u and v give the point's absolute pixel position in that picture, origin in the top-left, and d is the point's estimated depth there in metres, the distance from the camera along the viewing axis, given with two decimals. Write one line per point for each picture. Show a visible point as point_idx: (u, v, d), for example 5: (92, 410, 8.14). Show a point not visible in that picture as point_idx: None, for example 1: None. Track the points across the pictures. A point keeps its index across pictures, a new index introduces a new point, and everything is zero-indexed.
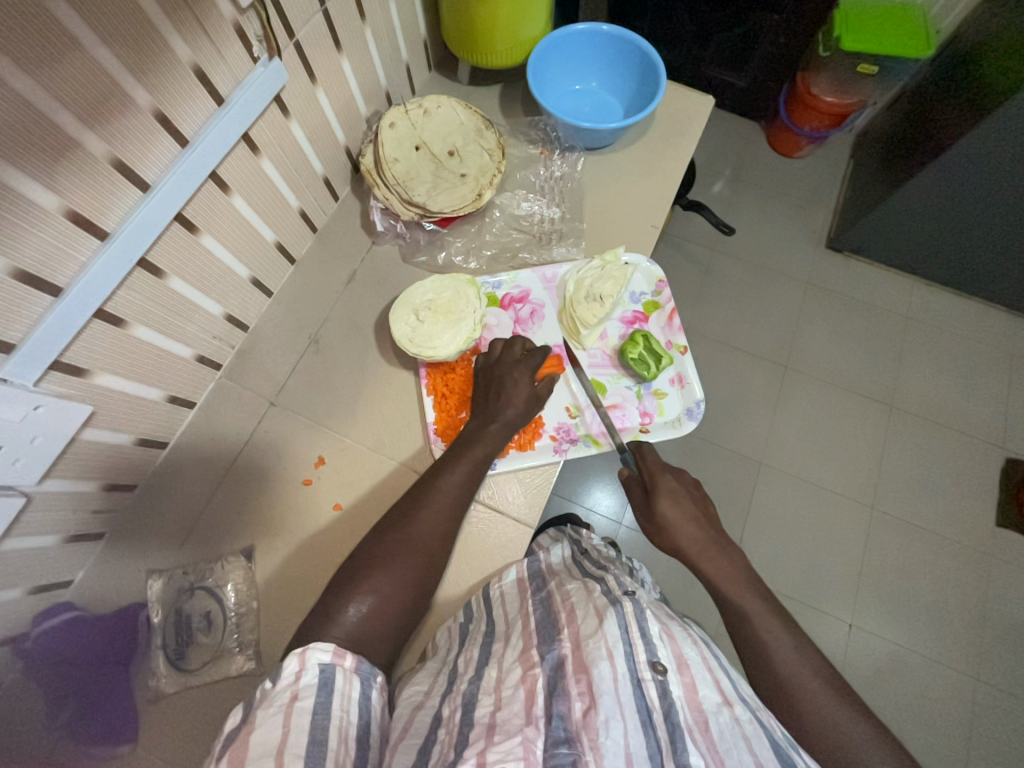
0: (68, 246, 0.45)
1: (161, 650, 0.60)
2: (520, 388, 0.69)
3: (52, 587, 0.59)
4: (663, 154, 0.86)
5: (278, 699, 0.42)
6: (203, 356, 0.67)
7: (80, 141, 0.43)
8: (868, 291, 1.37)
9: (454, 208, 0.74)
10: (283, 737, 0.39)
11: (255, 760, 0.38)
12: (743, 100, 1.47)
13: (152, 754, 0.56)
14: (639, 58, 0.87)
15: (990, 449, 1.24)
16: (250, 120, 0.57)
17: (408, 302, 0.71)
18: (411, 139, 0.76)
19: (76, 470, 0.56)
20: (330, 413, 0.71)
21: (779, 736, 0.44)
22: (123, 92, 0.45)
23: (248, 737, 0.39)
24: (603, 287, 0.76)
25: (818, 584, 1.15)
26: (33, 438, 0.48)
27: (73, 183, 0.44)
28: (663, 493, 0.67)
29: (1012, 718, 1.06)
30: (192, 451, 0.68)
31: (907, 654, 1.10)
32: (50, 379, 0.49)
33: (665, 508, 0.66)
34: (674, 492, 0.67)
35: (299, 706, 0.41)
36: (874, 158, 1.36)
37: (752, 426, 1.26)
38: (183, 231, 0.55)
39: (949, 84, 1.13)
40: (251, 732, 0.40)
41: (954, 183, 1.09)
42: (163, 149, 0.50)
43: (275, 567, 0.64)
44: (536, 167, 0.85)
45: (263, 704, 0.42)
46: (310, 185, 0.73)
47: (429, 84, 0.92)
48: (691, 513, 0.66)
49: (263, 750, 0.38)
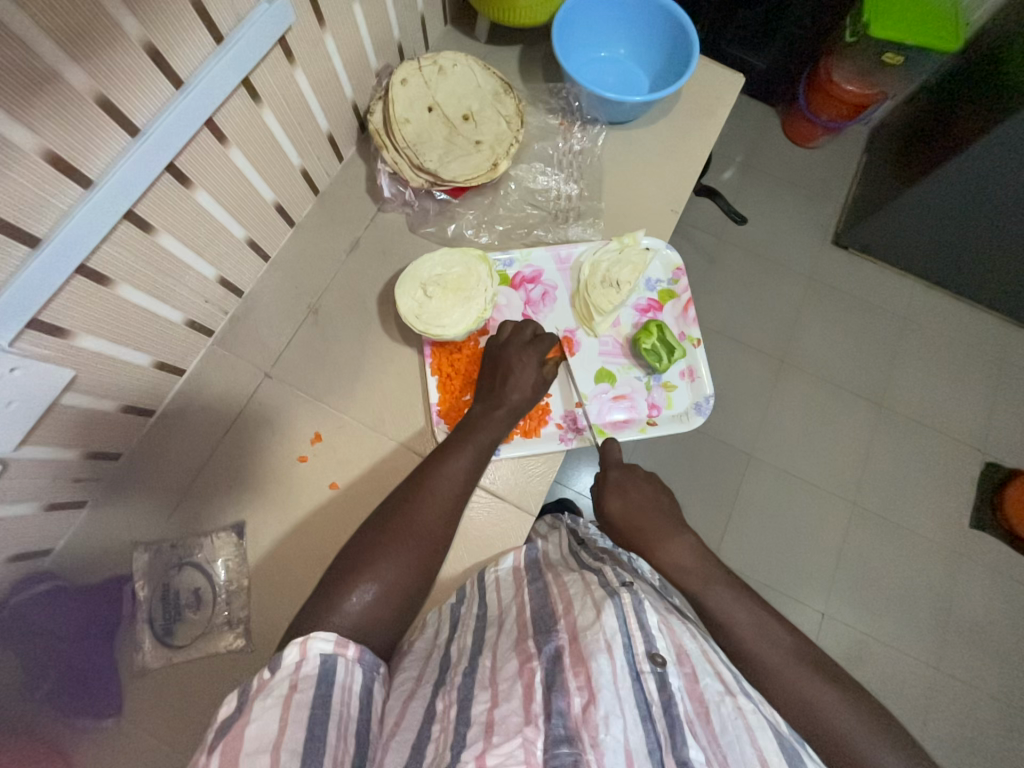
0: (45, 193, 0.41)
1: (147, 625, 0.58)
2: (528, 374, 0.67)
3: (30, 556, 0.56)
4: (688, 133, 0.82)
5: (279, 688, 0.41)
6: (194, 321, 0.63)
7: (60, 73, 0.38)
8: (870, 289, 1.36)
9: (468, 177, 0.70)
10: (280, 732, 0.38)
11: (250, 756, 0.36)
12: (762, 83, 1.42)
13: (137, 728, 0.55)
14: (671, 27, 0.82)
15: (971, 452, 1.26)
16: (251, 63, 0.52)
17: (416, 276, 0.68)
18: (424, 99, 0.71)
19: (56, 436, 0.52)
20: (328, 387, 0.68)
21: (784, 730, 0.43)
22: (109, 16, 0.39)
23: (242, 732, 0.38)
24: (620, 272, 0.73)
25: (797, 576, 1.18)
26: (7, 402, 0.45)
27: (49, 118, 0.39)
28: (611, 488, 0.70)
29: (966, 705, 1.11)
30: (183, 420, 0.65)
31: (876, 644, 1.14)
32: (26, 338, 0.44)
33: (614, 504, 0.69)
34: (624, 485, 0.69)
35: (297, 699, 0.40)
36: (888, 154, 1.32)
37: (745, 419, 1.26)
38: (174, 184, 0.51)
39: (969, 84, 1.10)
40: (246, 726, 0.38)
41: (965, 187, 1.07)
42: (154, 88, 0.45)
43: (265, 544, 0.62)
44: (554, 138, 0.81)
45: (261, 696, 0.40)
46: (314, 142, 0.68)
47: (443, 40, 0.86)
48: (636, 503, 0.69)
49: (258, 745, 0.37)
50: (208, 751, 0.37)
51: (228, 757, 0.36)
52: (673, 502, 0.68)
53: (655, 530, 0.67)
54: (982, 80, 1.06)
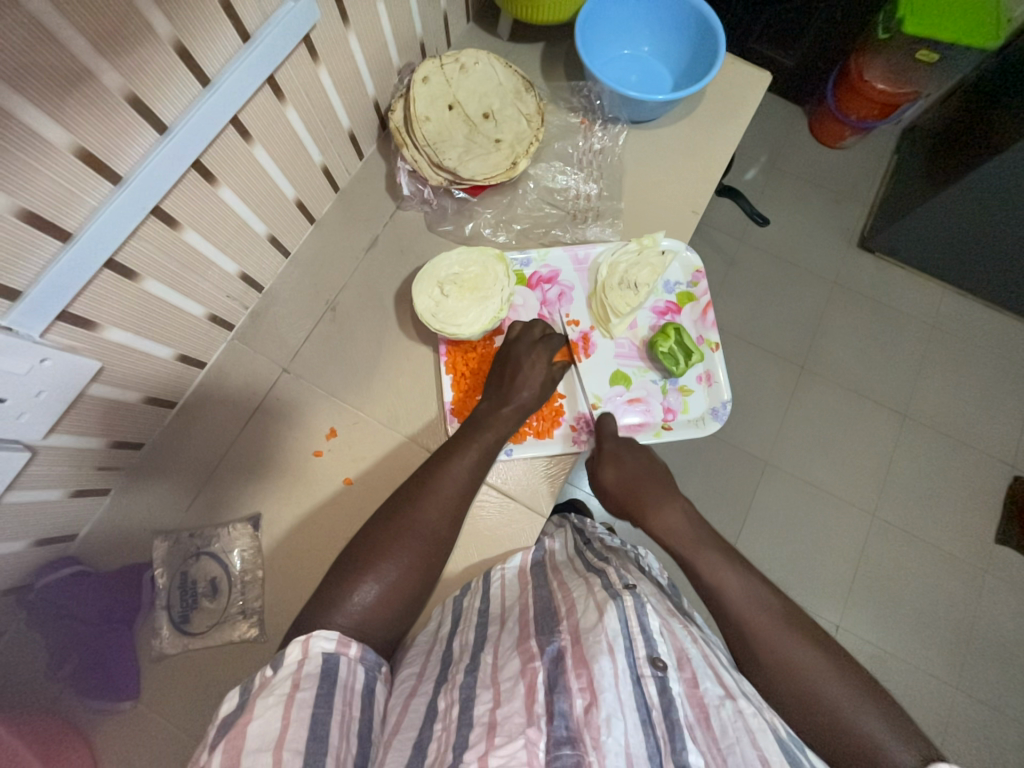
0: (78, 188, 0.42)
1: (164, 611, 0.60)
2: (536, 371, 0.66)
3: (56, 540, 0.58)
4: (712, 134, 0.81)
5: (281, 686, 0.42)
6: (216, 316, 0.64)
7: (94, 73, 0.39)
8: (897, 295, 1.32)
9: (487, 176, 0.70)
10: (282, 731, 0.39)
11: (252, 754, 0.37)
12: (789, 82, 1.38)
13: (153, 712, 0.57)
14: (696, 23, 0.80)
15: (999, 466, 1.22)
16: (277, 61, 0.53)
17: (433, 275, 0.68)
18: (444, 97, 0.71)
19: (81, 425, 0.53)
20: (345, 384, 0.69)
21: (784, 733, 0.42)
22: (140, 16, 0.40)
23: (245, 728, 0.39)
24: (639, 274, 0.72)
25: (811, 586, 1.15)
26: (38, 394, 0.46)
27: (83, 118, 0.40)
28: (606, 461, 0.67)
29: (986, 726, 1.08)
30: (203, 412, 0.66)
31: (893, 659, 1.11)
32: (57, 331, 0.46)
33: (608, 474, 0.67)
34: (619, 457, 0.67)
35: (300, 697, 0.41)
36: (919, 155, 1.28)
37: (762, 424, 1.24)
38: (201, 181, 0.52)
39: (1010, 81, 1.05)
40: (249, 722, 0.39)
41: (991, 194, 1.04)
42: (183, 87, 0.46)
43: (279, 537, 0.63)
44: (575, 137, 0.80)
45: (263, 693, 0.41)
46: (335, 140, 0.69)
47: (465, 38, 0.86)
48: (632, 475, 0.67)
49: (262, 743, 0.38)
50: (210, 750, 0.38)
51: (232, 753, 0.37)
52: (687, 508, 0.67)
53: (648, 498, 0.67)
54: (1013, 85, 1.03)
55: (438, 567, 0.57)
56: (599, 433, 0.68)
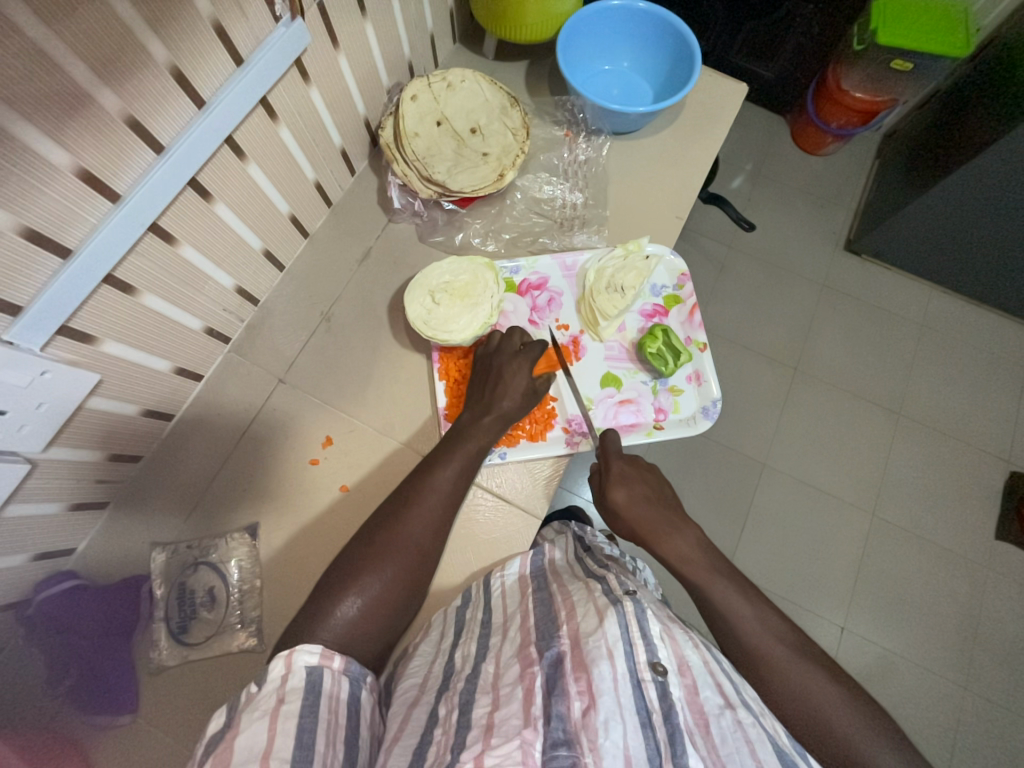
0: (77, 206, 0.43)
1: (163, 623, 0.60)
2: (518, 378, 0.67)
3: (54, 555, 0.59)
4: (692, 143, 0.83)
5: (265, 701, 0.42)
6: (213, 328, 0.66)
7: (94, 96, 0.41)
8: (884, 295, 1.34)
9: (475, 188, 0.72)
10: (269, 741, 0.39)
11: (240, 766, 0.37)
12: (769, 93, 1.43)
13: (149, 728, 0.56)
14: (674, 39, 0.83)
15: (994, 462, 1.23)
16: (270, 82, 0.55)
17: (424, 285, 0.69)
18: (432, 114, 0.74)
19: (81, 437, 0.54)
20: (340, 393, 0.70)
21: (784, 742, 0.43)
22: (137, 42, 0.42)
23: (232, 741, 0.39)
24: (625, 277, 0.74)
25: (813, 586, 1.15)
26: (39, 404, 0.47)
27: (82, 137, 0.41)
28: (615, 482, 0.68)
29: (998, 727, 1.06)
30: (200, 425, 0.67)
31: (899, 659, 1.11)
32: (56, 345, 0.47)
33: (618, 495, 0.68)
34: (627, 478, 0.68)
35: (285, 710, 0.41)
36: (898, 160, 1.32)
37: (757, 426, 1.25)
38: (197, 198, 0.54)
39: (987, 83, 1.08)
40: (235, 736, 0.39)
41: (970, 197, 1.07)
42: (179, 109, 0.48)
43: (276, 547, 0.64)
44: (560, 149, 0.83)
45: (249, 708, 0.42)
46: (327, 157, 0.71)
47: (453, 58, 0.89)
48: (641, 496, 0.68)
49: (249, 754, 0.38)
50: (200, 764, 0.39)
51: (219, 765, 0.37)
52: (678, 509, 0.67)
53: (658, 524, 0.66)
54: (988, 91, 1.06)
55: (426, 572, 0.58)
56: (606, 451, 0.69)
